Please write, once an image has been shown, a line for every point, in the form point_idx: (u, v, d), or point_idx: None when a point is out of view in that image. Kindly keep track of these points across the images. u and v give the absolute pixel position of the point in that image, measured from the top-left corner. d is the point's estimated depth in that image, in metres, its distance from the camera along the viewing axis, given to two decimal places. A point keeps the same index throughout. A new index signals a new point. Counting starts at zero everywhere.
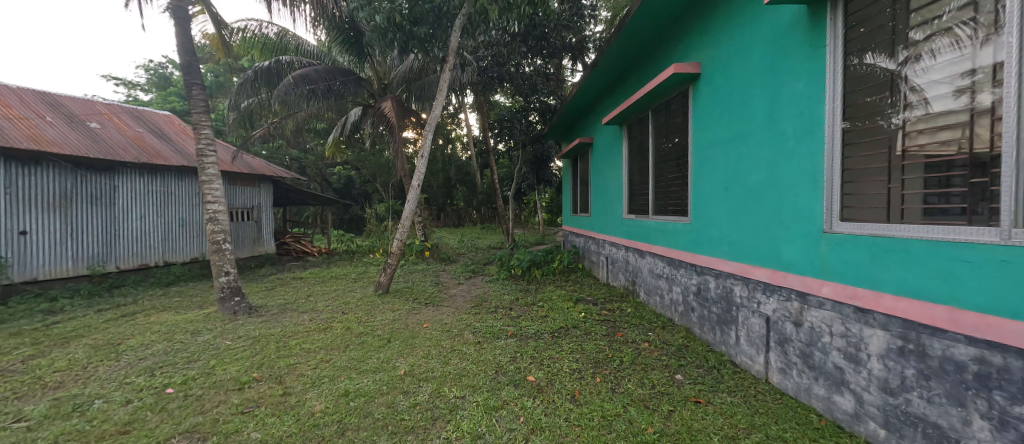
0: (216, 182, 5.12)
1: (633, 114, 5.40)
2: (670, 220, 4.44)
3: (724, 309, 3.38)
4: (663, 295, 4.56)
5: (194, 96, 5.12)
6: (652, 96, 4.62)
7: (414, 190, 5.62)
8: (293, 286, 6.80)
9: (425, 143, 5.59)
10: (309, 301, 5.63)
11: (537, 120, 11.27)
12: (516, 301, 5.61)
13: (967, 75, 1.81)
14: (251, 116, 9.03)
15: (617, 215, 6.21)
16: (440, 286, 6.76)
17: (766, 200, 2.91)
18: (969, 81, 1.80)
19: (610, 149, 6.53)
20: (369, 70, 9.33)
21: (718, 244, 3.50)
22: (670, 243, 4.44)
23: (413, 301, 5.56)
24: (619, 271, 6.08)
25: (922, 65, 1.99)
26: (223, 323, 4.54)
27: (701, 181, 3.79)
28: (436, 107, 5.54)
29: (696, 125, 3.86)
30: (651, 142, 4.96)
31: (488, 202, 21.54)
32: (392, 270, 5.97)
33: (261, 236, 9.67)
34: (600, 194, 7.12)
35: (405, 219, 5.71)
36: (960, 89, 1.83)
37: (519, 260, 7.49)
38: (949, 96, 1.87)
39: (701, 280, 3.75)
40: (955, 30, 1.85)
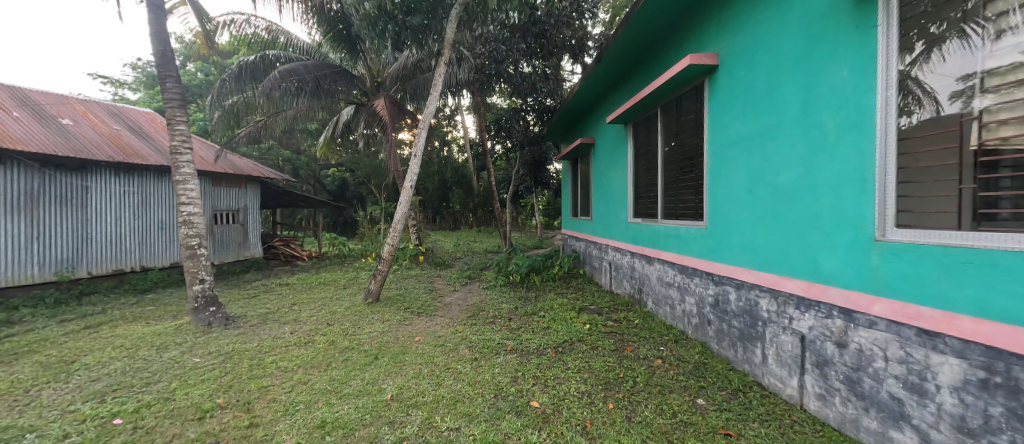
0: (191, 182, 4.73)
1: (640, 113, 5.11)
2: (681, 225, 4.12)
3: (748, 324, 3.06)
4: (674, 305, 4.24)
5: (166, 88, 4.72)
6: (662, 92, 4.31)
7: (407, 191, 5.26)
8: (277, 294, 6.40)
9: (419, 141, 5.23)
10: (292, 311, 5.23)
11: (535, 120, 10.99)
12: (515, 310, 5.26)
13: (962, 80, 1.81)
14: (237, 113, 8.62)
15: (621, 219, 5.89)
16: (435, 294, 6.39)
17: (799, 203, 2.58)
18: (964, 86, 1.80)
19: (613, 150, 6.23)
20: (362, 67, 8.99)
21: (740, 252, 3.18)
22: (681, 249, 4.11)
23: (405, 310, 5.19)
24: (623, 278, 5.75)
25: (930, 65, 1.93)
26: (196, 336, 4.15)
27: (719, 183, 3.48)
28: (430, 103, 5.19)
29: (713, 121, 3.55)
30: (660, 141, 4.66)
31: (485, 205, 21.18)
32: (383, 277, 5.60)
33: (248, 240, 9.25)
34: (602, 197, 6.81)
35: (397, 223, 5.34)
36: (957, 94, 1.82)
37: (517, 265, 7.14)
38: (944, 101, 1.86)
39: (719, 290, 3.43)
40: (966, 29, 1.81)
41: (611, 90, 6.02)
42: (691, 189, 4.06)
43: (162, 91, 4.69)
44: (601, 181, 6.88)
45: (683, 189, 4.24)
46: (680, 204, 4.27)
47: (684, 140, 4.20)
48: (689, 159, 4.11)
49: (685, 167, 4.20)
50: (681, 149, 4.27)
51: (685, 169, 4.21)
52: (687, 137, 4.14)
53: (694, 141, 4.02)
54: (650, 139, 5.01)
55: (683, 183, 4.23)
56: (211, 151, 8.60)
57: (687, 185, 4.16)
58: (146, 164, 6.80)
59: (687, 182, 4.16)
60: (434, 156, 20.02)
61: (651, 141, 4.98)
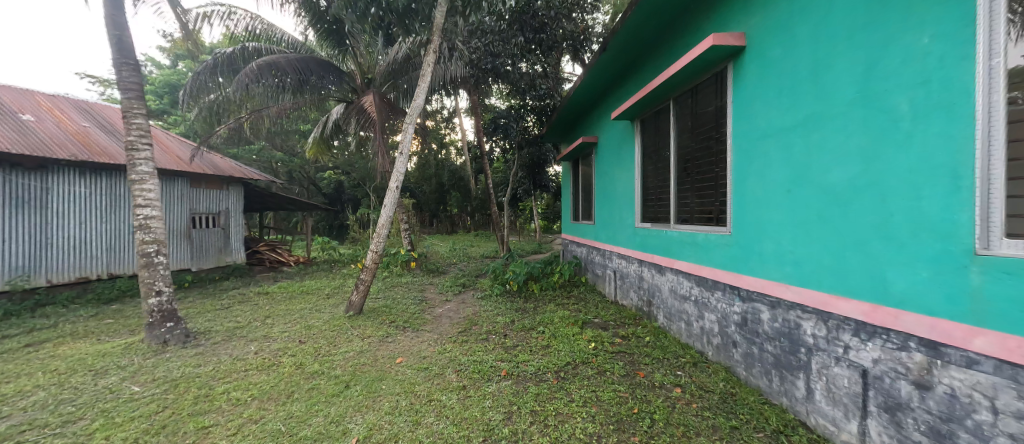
0: (151, 181, 4.25)
1: (651, 107, 4.65)
2: (698, 231, 3.65)
3: (786, 351, 2.57)
4: (690, 322, 3.75)
5: (120, 77, 4.22)
6: (677, 82, 3.85)
7: (392, 192, 4.75)
8: (253, 304, 5.87)
9: (405, 138, 4.74)
10: (264, 325, 4.71)
11: (533, 122, 10.72)
12: (511, 324, 4.75)
13: None
14: (216, 110, 8.17)
15: (627, 224, 5.41)
16: (425, 305, 5.86)
17: (859, 205, 2.09)
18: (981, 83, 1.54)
19: (617, 148, 5.77)
20: (352, 63, 8.52)
21: (775, 263, 2.69)
22: (698, 259, 3.63)
23: (390, 325, 4.68)
24: (630, 288, 5.25)
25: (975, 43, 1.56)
26: (145, 357, 3.63)
27: (745, 183, 3.00)
28: (419, 94, 4.71)
29: (737, 111, 3.08)
30: (674, 138, 4.20)
31: (483, 208, 20.67)
32: (366, 287, 5.07)
33: (229, 245, 8.70)
34: (606, 200, 6.34)
35: (382, 227, 4.83)
36: None
37: (513, 273, 6.63)
38: None
39: (748, 308, 2.94)
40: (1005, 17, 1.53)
41: (616, 83, 5.56)
42: (710, 190, 3.59)
43: (117, 79, 4.20)
44: (605, 182, 6.40)
45: (700, 191, 3.77)
46: (696, 207, 3.80)
47: (702, 136, 3.74)
48: (708, 157, 3.64)
49: (702, 166, 3.73)
50: (698, 146, 3.80)
51: (701, 167, 3.74)
52: (706, 132, 3.67)
53: (714, 135, 3.56)
54: (661, 136, 4.54)
55: (700, 183, 3.76)
56: (187, 149, 8.07)
57: (705, 185, 3.69)
58: (111, 163, 6.25)
59: (704, 183, 3.69)
60: (431, 159, 19.57)
61: (663, 138, 4.51)
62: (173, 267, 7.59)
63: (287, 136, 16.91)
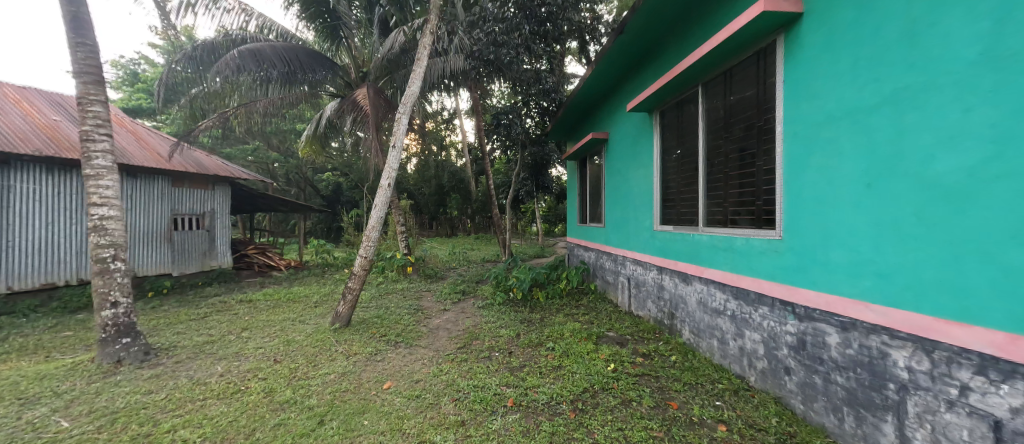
0: (110, 177, 3.75)
1: (674, 95, 4.14)
2: (736, 234, 3.15)
3: (866, 386, 2.08)
4: (725, 340, 3.25)
5: (74, 59, 3.71)
6: (708, 64, 3.38)
7: (384, 191, 4.25)
8: (232, 314, 5.35)
9: (398, 128, 4.22)
10: (239, 340, 4.19)
11: (532, 124, 10.19)
12: (517, 339, 4.24)
13: None
14: (202, 104, 7.68)
15: (643, 227, 4.92)
16: (420, 315, 5.33)
17: (981, 203, 1.60)
18: None
19: (631, 144, 5.28)
20: (346, 56, 8.06)
21: (846, 275, 2.19)
22: (735, 267, 3.12)
23: (380, 339, 4.16)
24: (647, 298, 4.74)
25: None
26: (92, 380, 3.11)
27: (801, 178, 2.50)
28: (414, 81, 4.21)
29: (791, 92, 2.59)
30: (703, 128, 3.70)
31: (483, 210, 20.15)
32: (354, 297, 4.54)
33: (214, 248, 8.19)
34: (618, 200, 5.84)
35: (372, 230, 4.32)
36: None
37: (517, 280, 6.11)
38: None
39: (807, 329, 2.44)
40: None
41: (632, 72, 5.10)
42: (750, 187, 3.09)
43: (71, 60, 3.69)
44: (617, 182, 5.89)
45: (736, 188, 3.27)
46: (731, 206, 3.30)
47: (740, 124, 3.23)
48: (746, 149, 3.13)
49: (738, 159, 3.22)
50: (733, 136, 3.30)
51: (738, 161, 3.24)
52: (745, 119, 3.17)
53: (755, 124, 3.06)
54: (688, 127, 4.03)
55: (735, 179, 3.26)
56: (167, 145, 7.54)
57: (741, 181, 3.19)
58: (76, 159, 5.72)
59: (742, 179, 3.19)
60: (431, 160, 19.09)
61: (689, 129, 4.00)
62: (150, 274, 7.04)
63: (283, 136, 16.41)
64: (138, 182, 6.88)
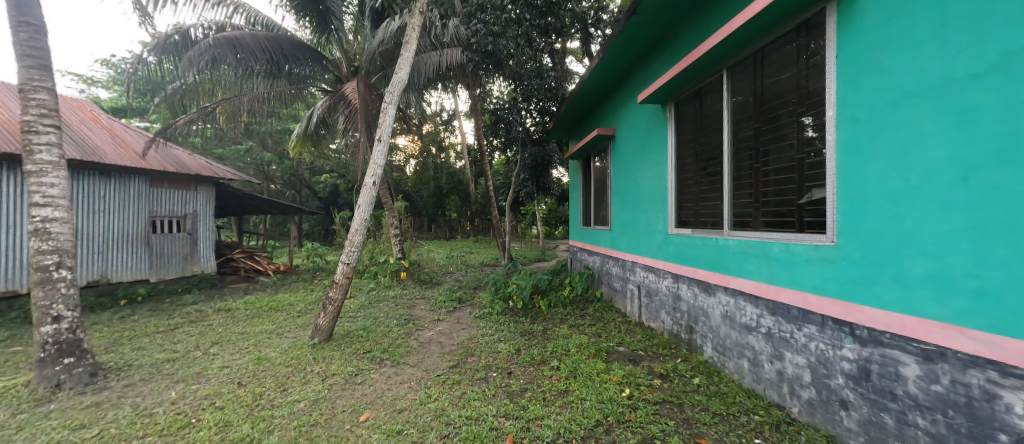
0: (55, 173, 3.30)
1: (694, 83, 3.71)
2: (773, 238, 2.72)
3: (962, 433, 1.64)
4: (758, 361, 2.81)
5: (15, 40, 3.26)
6: (737, 45, 2.98)
7: (369, 191, 3.80)
8: (206, 325, 4.89)
9: (386, 120, 3.77)
10: (205, 357, 3.75)
11: (533, 125, 9.67)
12: (517, 356, 3.79)
13: None
14: (182, 99, 7.22)
15: (655, 230, 4.48)
16: (411, 326, 4.87)
17: None
18: None
19: (641, 140, 4.85)
20: (337, 50, 7.64)
21: (928, 293, 1.74)
22: (772, 277, 2.69)
23: (363, 356, 3.71)
24: (661, 309, 4.29)
25: None
26: (17, 411, 2.66)
27: (862, 172, 2.06)
28: (402, 67, 3.78)
29: (847, 68, 2.16)
30: (728, 119, 3.28)
31: (483, 212, 19.69)
32: (336, 308, 4.07)
33: (196, 252, 7.74)
34: (626, 201, 5.41)
35: (355, 233, 3.87)
36: None
37: (516, 286, 5.66)
38: None
39: (873, 356, 2.01)
40: None
41: (643, 60, 4.71)
42: (767, 188, 2.83)
43: (11, 41, 3.25)
44: (625, 181, 5.45)
45: (766, 185, 2.86)
46: (761, 205, 2.89)
47: (774, 112, 2.81)
48: (783, 141, 2.71)
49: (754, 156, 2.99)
50: (765, 126, 2.89)
51: (753, 158, 3.01)
52: (780, 106, 2.75)
53: (794, 110, 2.64)
54: (709, 118, 3.60)
55: (768, 175, 2.84)
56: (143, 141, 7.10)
57: (774, 177, 2.78)
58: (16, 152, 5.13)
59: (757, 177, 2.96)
60: (430, 161, 18.66)
61: (710, 121, 3.57)
62: (125, 280, 6.59)
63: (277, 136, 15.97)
64: (113, 182, 6.46)
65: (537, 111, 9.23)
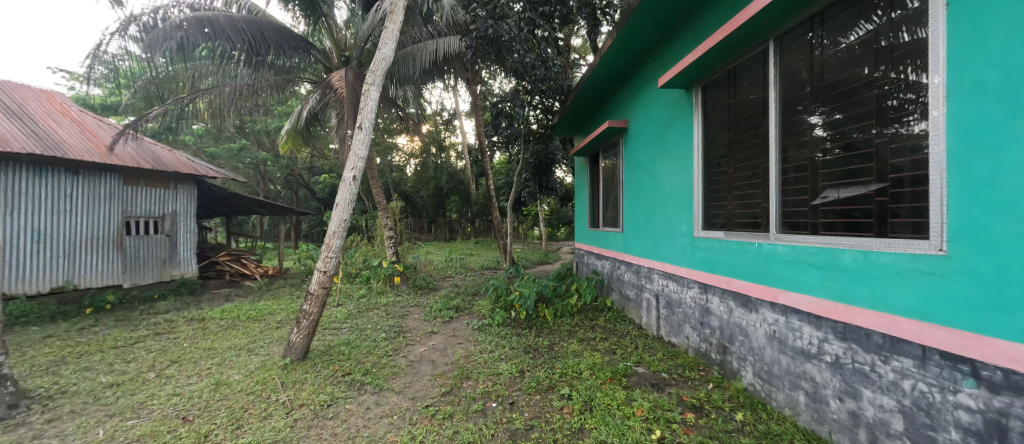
0: None
1: (731, 60, 3.16)
2: (841, 244, 2.16)
3: None
4: (822, 396, 2.27)
5: None
6: (787, 12, 2.49)
7: (348, 187, 3.30)
8: (171, 339, 4.37)
9: (369, 106, 3.25)
10: (157, 380, 3.22)
11: (537, 117, 9.01)
12: (519, 380, 3.24)
13: None
14: (158, 90, 6.69)
15: (676, 232, 3.94)
16: (400, 340, 4.32)
17: None
18: None
19: (660, 131, 4.30)
20: (328, 39, 7.16)
21: None
22: (843, 294, 2.13)
23: (340, 381, 3.17)
24: (684, 323, 3.74)
25: None
26: None
27: (993, 158, 1.54)
28: (386, 42, 3.29)
29: (964, 20, 1.63)
30: (774, 99, 2.73)
31: (483, 214, 19.14)
32: (312, 323, 3.52)
33: (176, 255, 7.22)
34: (640, 200, 4.86)
35: (333, 236, 3.35)
36: None
37: (519, 294, 5.11)
38: None
39: (1011, 407, 1.48)
40: None
41: (662, 42, 4.21)
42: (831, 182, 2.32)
43: None
44: (639, 177, 4.90)
45: (831, 178, 2.33)
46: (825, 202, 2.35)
47: (839, 89, 2.32)
48: (853, 124, 2.20)
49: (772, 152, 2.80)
50: (830, 106, 2.36)
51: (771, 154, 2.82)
52: (845, 83, 2.27)
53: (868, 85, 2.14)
54: (750, 101, 3.06)
55: (834, 166, 2.31)
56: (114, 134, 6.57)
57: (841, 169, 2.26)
58: None
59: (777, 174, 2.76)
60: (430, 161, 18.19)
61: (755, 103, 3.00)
62: (93, 286, 6.09)
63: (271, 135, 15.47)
64: (80, 180, 5.98)
65: (540, 106, 8.56)
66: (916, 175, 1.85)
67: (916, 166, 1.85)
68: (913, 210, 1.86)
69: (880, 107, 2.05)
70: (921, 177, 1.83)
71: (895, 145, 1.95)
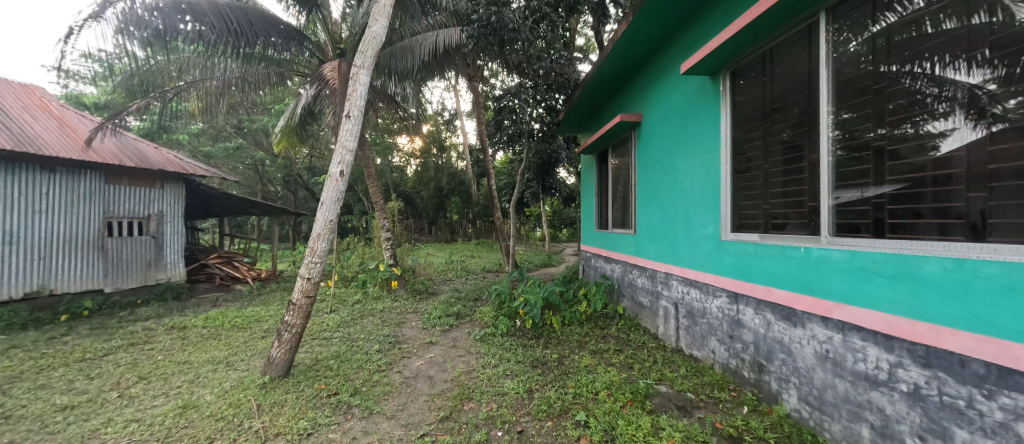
0: None
1: (770, 38, 2.75)
2: (926, 250, 1.77)
3: None
4: (896, 434, 1.90)
5: None
6: (793, 12, 2.46)
7: (333, 183, 2.95)
8: (147, 350, 4.01)
9: (358, 93, 2.97)
10: (118, 400, 2.86)
11: (539, 124, 8.61)
12: (527, 403, 2.85)
13: None
14: (141, 84, 6.33)
15: (699, 234, 3.54)
16: (396, 352, 3.95)
17: None
18: None
19: (678, 126, 3.95)
20: (322, 31, 6.82)
21: None
22: (920, 308, 1.78)
23: (323, 403, 2.79)
24: (709, 335, 3.36)
25: None
26: None
27: None
28: (377, 21, 3.05)
29: None
30: (826, 80, 2.35)
31: (485, 215, 18.73)
32: (294, 335, 3.14)
33: (162, 258, 6.86)
34: (655, 199, 4.48)
35: (317, 240, 2.97)
36: None
37: (524, 301, 4.71)
38: None
39: None
40: None
41: (667, 40, 4.13)
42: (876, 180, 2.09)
43: None
44: (654, 175, 4.53)
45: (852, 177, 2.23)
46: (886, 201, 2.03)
47: (853, 86, 2.25)
48: (871, 122, 2.14)
49: (788, 151, 2.71)
50: (855, 99, 2.23)
51: (787, 153, 2.72)
52: (860, 80, 2.21)
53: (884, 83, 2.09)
54: (793, 85, 2.69)
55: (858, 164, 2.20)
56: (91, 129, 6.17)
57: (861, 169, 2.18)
58: None
59: (794, 173, 2.66)
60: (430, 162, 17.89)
61: (804, 84, 2.59)
62: (71, 291, 5.74)
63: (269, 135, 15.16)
64: (58, 178, 5.64)
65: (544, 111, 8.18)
66: (939, 174, 1.84)
67: (939, 165, 1.84)
68: (936, 210, 1.84)
69: (898, 105, 2.02)
70: (945, 176, 1.81)
71: (915, 143, 1.95)
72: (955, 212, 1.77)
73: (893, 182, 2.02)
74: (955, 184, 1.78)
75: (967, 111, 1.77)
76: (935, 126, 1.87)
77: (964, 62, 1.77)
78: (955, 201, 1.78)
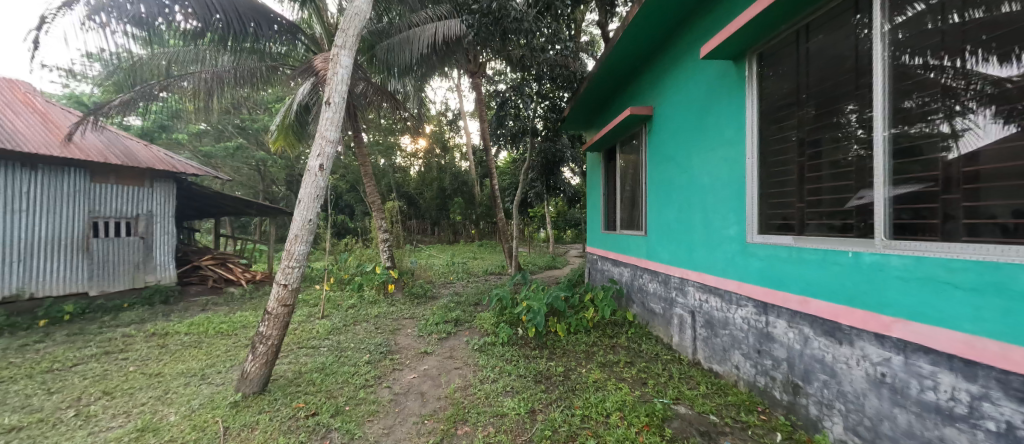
0: None
1: (803, 15, 2.41)
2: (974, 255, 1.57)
3: None
4: None
5: None
6: None
7: (310, 178, 2.66)
8: (120, 360, 3.72)
9: (337, 79, 2.69)
10: (71, 420, 2.56)
11: (544, 127, 8.37)
12: (528, 427, 2.51)
13: None
14: (127, 77, 6.08)
15: (719, 236, 3.22)
16: (387, 364, 3.61)
17: None
18: None
19: (691, 120, 3.67)
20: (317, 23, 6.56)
21: None
22: (981, 324, 1.54)
23: (297, 428, 2.45)
24: (732, 348, 3.02)
25: None
26: None
27: None
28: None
29: None
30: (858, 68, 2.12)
31: (489, 216, 18.38)
32: (270, 347, 2.83)
33: (151, 260, 6.61)
34: (667, 198, 4.17)
35: (294, 242, 2.68)
36: None
37: (527, 308, 4.38)
38: None
39: None
40: None
41: (684, 24, 3.81)
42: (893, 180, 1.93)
43: None
44: (666, 172, 4.21)
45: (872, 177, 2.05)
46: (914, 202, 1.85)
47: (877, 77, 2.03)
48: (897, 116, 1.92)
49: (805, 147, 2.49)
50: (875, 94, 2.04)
51: (804, 149, 2.50)
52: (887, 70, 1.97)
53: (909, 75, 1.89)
54: (831, 68, 2.34)
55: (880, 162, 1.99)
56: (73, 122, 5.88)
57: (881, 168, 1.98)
58: None
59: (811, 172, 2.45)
60: (433, 163, 17.75)
61: (836, 70, 2.31)
62: (52, 294, 5.50)
63: None
64: (40, 176, 5.40)
65: (546, 112, 7.93)
66: (966, 173, 1.67)
67: (965, 163, 1.68)
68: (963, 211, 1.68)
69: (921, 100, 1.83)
70: (972, 175, 1.65)
71: (935, 141, 1.79)
72: (986, 213, 1.61)
73: (915, 183, 1.85)
74: (983, 184, 1.62)
75: (995, 106, 1.60)
76: (959, 123, 1.71)
77: (995, 55, 1.59)
78: (983, 202, 1.62)
